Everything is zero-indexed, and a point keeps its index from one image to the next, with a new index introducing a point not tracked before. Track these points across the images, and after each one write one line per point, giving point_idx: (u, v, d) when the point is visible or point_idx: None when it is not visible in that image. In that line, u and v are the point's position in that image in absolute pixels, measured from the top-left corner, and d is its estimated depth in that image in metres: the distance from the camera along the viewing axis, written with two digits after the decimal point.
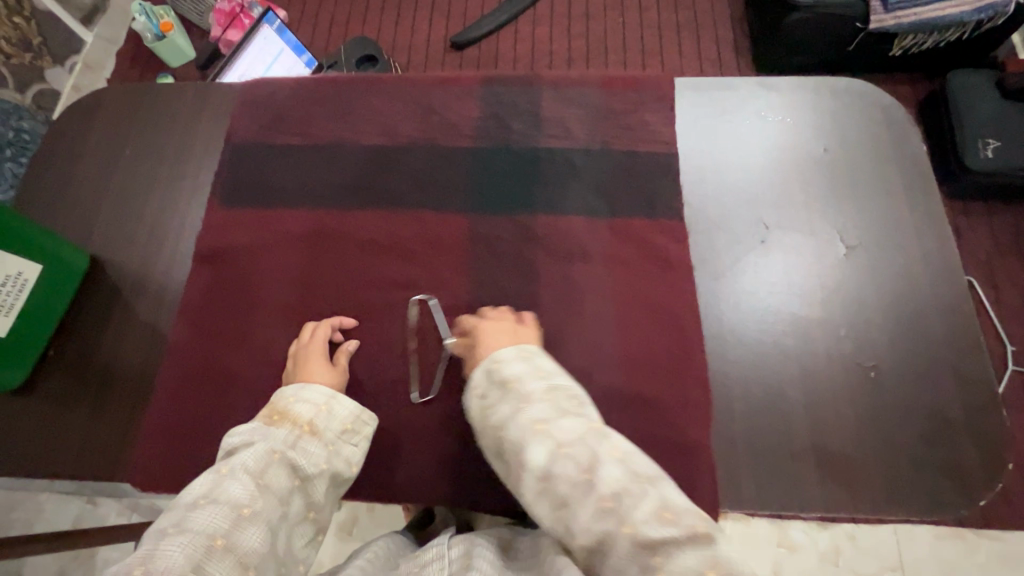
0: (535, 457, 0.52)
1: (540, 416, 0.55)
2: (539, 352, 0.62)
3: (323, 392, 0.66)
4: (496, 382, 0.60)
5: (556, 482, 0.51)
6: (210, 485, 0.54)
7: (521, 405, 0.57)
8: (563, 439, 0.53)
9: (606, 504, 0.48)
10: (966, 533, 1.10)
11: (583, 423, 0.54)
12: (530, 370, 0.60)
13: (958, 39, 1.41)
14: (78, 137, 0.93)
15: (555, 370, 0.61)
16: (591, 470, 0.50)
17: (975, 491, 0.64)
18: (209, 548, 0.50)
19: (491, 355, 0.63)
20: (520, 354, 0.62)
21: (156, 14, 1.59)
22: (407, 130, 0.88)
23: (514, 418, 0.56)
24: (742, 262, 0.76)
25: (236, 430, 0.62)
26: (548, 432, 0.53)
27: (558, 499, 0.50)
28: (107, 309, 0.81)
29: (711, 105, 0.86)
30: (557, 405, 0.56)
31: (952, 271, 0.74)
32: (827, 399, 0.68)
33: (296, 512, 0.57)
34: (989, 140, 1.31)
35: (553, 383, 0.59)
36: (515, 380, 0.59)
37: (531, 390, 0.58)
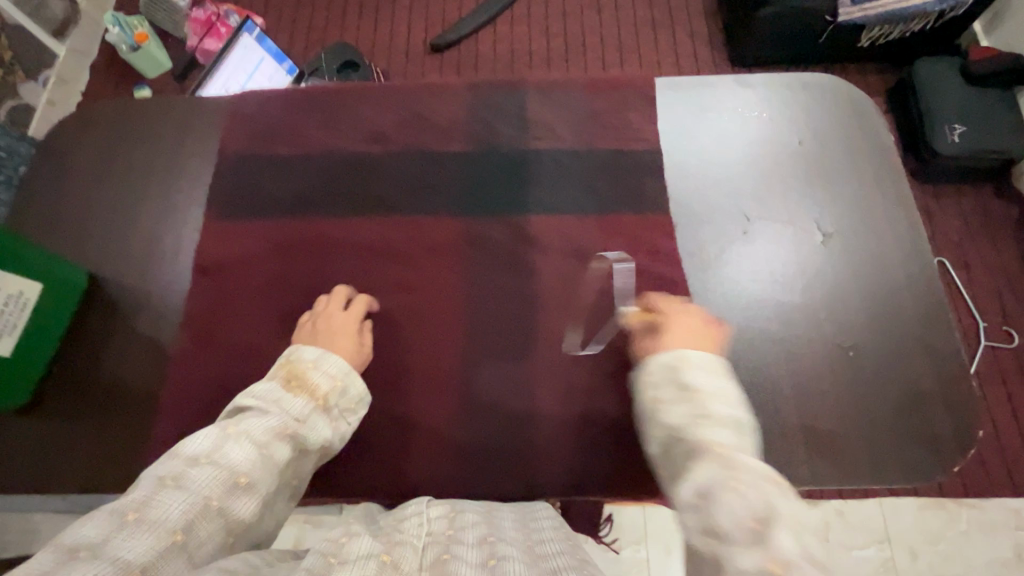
0: (703, 468, 0.49)
1: (721, 439, 0.52)
2: (731, 381, 0.61)
3: (340, 368, 0.69)
4: (678, 384, 0.60)
5: (720, 509, 0.45)
6: (216, 444, 0.56)
7: (701, 420, 0.55)
8: (743, 471, 0.47)
9: (771, 567, 0.40)
10: (947, 503, 1.15)
11: (765, 469, 0.48)
12: (718, 392, 0.59)
13: (921, 30, 1.47)
14: (68, 156, 0.93)
15: (742, 408, 0.58)
16: (764, 522, 0.43)
17: (950, 457, 0.69)
18: (205, 508, 0.51)
19: (680, 352, 0.63)
20: (711, 368, 0.61)
21: (130, 24, 1.56)
22: (399, 137, 0.90)
23: (692, 428, 0.55)
24: (726, 252, 0.80)
25: (254, 390, 0.64)
26: (727, 456, 0.50)
27: (712, 528, 0.44)
28: (107, 324, 0.82)
29: (691, 103, 0.89)
30: (740, 442, 0.53)
31: (922, 252, 0.78)
32: (811, 379, 0.72)
33: (285, 483, 0.60)
34: (955, 126, 1.37)
35: (737, 418, 0.56)
36: (700, 393, 0.58)
37: (719, 412, 0.56)
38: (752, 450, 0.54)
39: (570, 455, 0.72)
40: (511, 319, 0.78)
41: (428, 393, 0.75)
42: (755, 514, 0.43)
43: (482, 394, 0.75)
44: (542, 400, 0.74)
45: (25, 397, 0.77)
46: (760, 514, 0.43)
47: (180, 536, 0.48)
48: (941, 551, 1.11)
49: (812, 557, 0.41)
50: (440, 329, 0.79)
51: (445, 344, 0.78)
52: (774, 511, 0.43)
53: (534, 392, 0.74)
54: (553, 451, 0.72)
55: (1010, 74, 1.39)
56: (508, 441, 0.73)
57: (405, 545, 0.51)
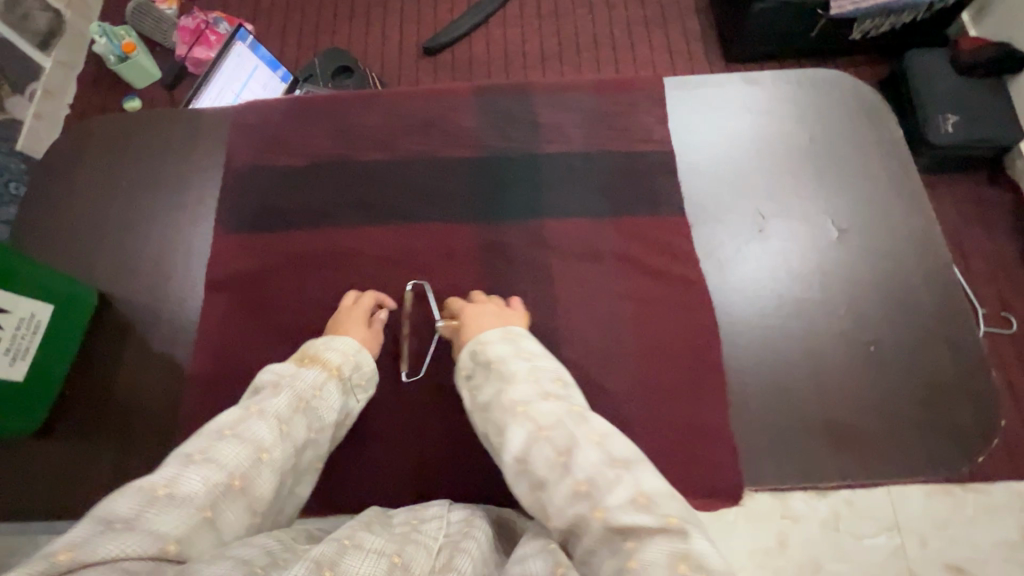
0: (514, 436, 0.55)
1: (521, 398, 0.58)
2: (522, 337, 0.67)
3: (350, 343, 0.70)
4: (482, 365, 0.64)
5: (534, 463, 0.53)
6: (238, 419, 0.54)
7: (503, 387, 0.60)
8: (543, 422, 0.55)
9: (581, 488, 0.49)
10: (954, 489, 1.16)
11: (562, 407, 0.57)
12: (514, 352, 0.64)
13: (913, 22, 1.49)
14: (70, 173, 0.92)
15: (538, 358, 0.64)
16: (568, 454, 0.52)
17: (975, 447, 0.69)
18: (229, 487, 0.49)
19: (477, 337, 0.67)
20: (505, 337, 0.66)
21: (117, 34, 1.54)
22: (408, 143, 0.89)
23: (496, 400, 0.60)
24: (743, 251, 0.80)
25: (269, 367, 0.63)
26: (528, 412, 0.56)
27: (535, 480, 0.52)
28: (121, 344, 0.80)
29: (700, 103, 0.90)
30: (541, 391, 0.59)
31: (935, 245, 0.79)
32: (835, 375, 0.73)
33: (303, 460, 0.60)
34: (949, 116, 1.38)
35: (533, 368, 0.62)
36: (499, 361, 0.63)
37: (515, 373, 0.61)
38: (560, 387, 0.61)
39: None
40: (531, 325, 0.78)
41: (454, 403, 0.75)
42: (560, 449, 0.52)
43: None
44: None
45: (40, 421, 0.76)
46: (562, 449, 0.52)
47: (208, 513, 0.46)
48: (950, 537, 1.11)
49: (610, 461, 0.51)
50: None
51: None
52: (573, 440, 0.53)
53: None
54: None
55: (1000, 63, 1.40)
56: None
57: (419, 545, 0.50)
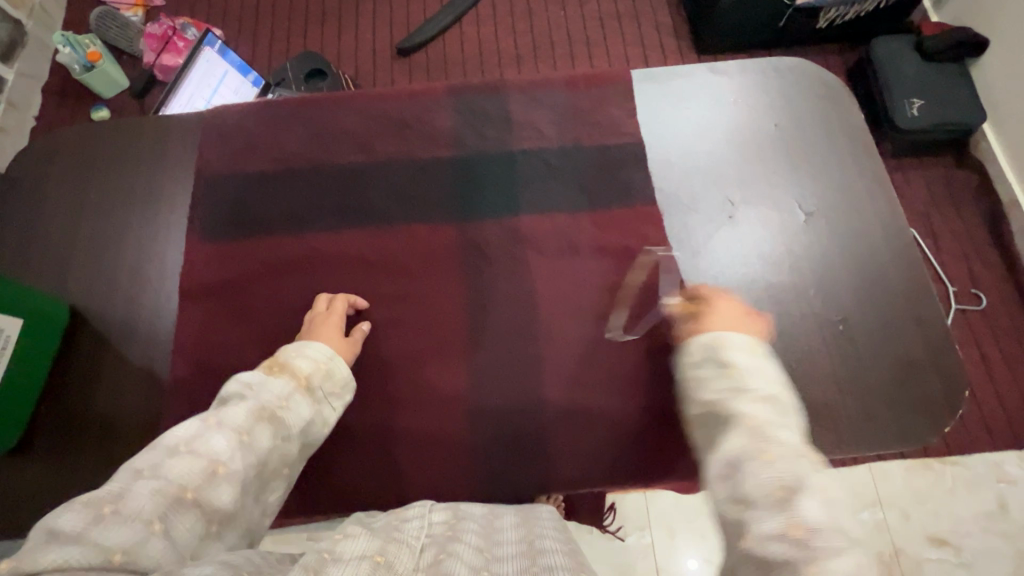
0: (733, 442, 0.53)
1: (756, 412, 0.55)
2: (767, 355, 0.62)
3: (324, 352, 0.69)
4: (718, 361, 0.61)
5: (747, 476, 0.50)
6: (195, 432, 0.53)
7: (737, 395, 0.57)
8: (772, 445, 0.51)
9: (789, 527, 0.46)
10: (933, 463, 1.19)
11: (798, 444, 0.52)
12: (757, 368, 0.60)
13: (877, 10, 1.52)
14: (37, 187, 0.90)
15: (780, 384, 0.59)
16: (791, 491, 0.48)
17: (941, 418, 0.72)
18: (178, 499, 0.48)
19: (717, 335, 0.64)
20: (747, 348, 0.61)
21: (81, 43, 1.50)
22: (383, 145, 0.89)
23: (725, 401, 0.57)
24: (715, 239, 0.81)
25: (234, 376, 0.62)
26: (759, 428, 0.53)
27: (740, 494, 0.50)
28: (96, 356, 0.79)
29: (668, 94, 0.91)
30: (775, 416, 0.55)
31: (899, 223, 0.81)
32: (809, 356, 0.74)
33: (271, 469, 0.58)
34: (914, 100, 1.42)
35: (777, 395, 0.57)
36: (738, 370, 0.59)
37: (755, 387, 0.57)
38: (792, 425, 0.55)
39: (582, 452, 0.73)
40: (511, 323, 0.78)
41: (434, 399, 0.76)
42: (782, 482, 0.48)
43: (488, 397, 0.75)
44: (554, 398, 0.75)
45: (14, 440, 0.75)
46: (783, 483, 0.48)
47: (157, 526, 0.46)
48: (931, 509, 1.15)
49: (833, 520, 0.46)
50: (441, 335, 0.78)
51: (445, 349, 0.78)
52: (801, 481, 0.48)
53: (543, 392, 0.75)
54: (565, 447, 0.73)
55: (962, 47, 1.43)
56: (520, 441, 0.73)
57: (402, 544, 0.50)
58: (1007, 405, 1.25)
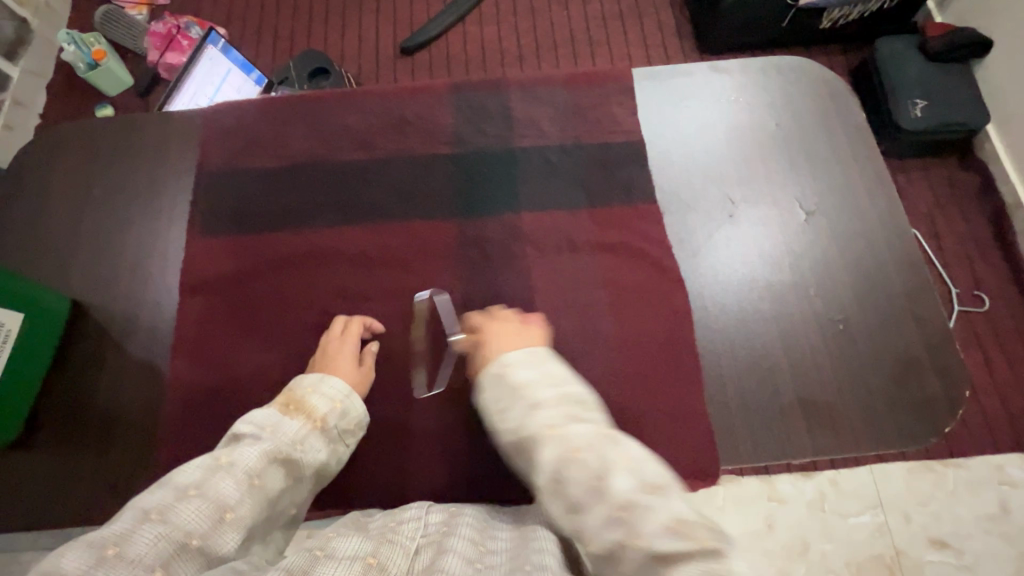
0: (546, 459, 0.51)
1: (552, 419, 0.54)
2: (548, 356, 0.61)
3: (340, 389, 0.68)
4: (504, 385, 0.59)
5: (568, 485, 0.49)
6: (205, 474, 0.52)
7: (530, 410, 0.55)
8: (577, 442, 0.51)
9: (618, 514, 0.46)
10: (934, 465, 1.18)
11: (596, 429, 0.52)
12: (541, 375, 0.59)
13: (880, 10, 1.51)
14: (39, 183, 0.90)
15: (564, 377, 0.59)
16: (605, 477, 0.48)
17: (941, 418, 0.71)
18: (184, 546, 0.47)
19: (500, 358, 0.62)
20: (529, 359, 0.60)
21: (86, 41, 1.50)
22: (384, 142, 0.89)
23: (524, 422, 0.55)
24: (715, 237, 0.81)
25: (248, 414, 0.62)
26: (559, 435, 0.52)
27: (569, 502, 0.48)
28: (96, 350, 0.79)
29: (670, 92, 0.91)
30: (571, 410, 0.55)
31: (899, 222, 0.81)
32: (807, 355, 0.74)
33: (279, 512, 0.58)
34: (918, 101, 1.41)
35: (563, 392, 0.56)
36: (525, 385, 0.58)
37: (541, 395, 0.56)
38: (589, 411, 0.55)
39: None
40: None
41: (432, 395, 0.76)
42: (595, 471, 0.48)
43: None
44: None
45: (14, 434, 0.75)
46: (598, 473, 0.48)
47: None
48: (932, 511, 1.14)
49: (648, 484, 0.47)
50: (441, 332, 0.79)
51: (444, 345, 0.78)
52: (609, 465, 0.48)
53: None
54: None
55: (966, 48, 1.43)
56: None
57: (395, 546, 0.51)
58: (1009, 407, 1.24)
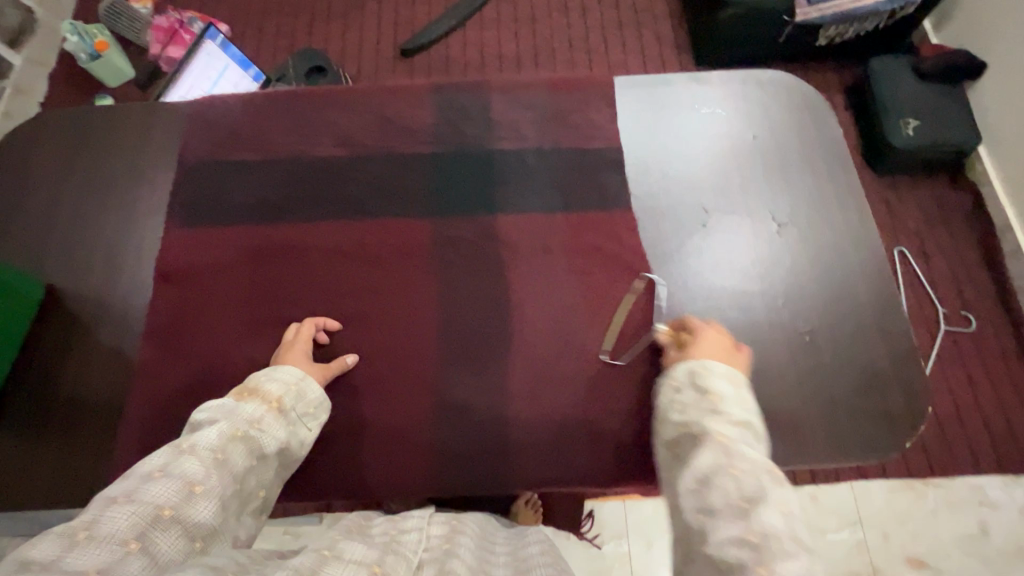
0: (707, 457, 0.54)
1: (729, 433, 0.57)
2: (745, 385, 0.63)
3: (294, 373, 0.70)
4: (697, 385, 0.62)
5: (712, 491, 0.51)
6: (168, 458, 0.54)
7: (712, 416, 0.59)
8: (740, 461, 0.53)
9: (750, 538, 0.47)
10: (915, 484, 1.18)
11: (766, 463, 0.53)
12: (734, 395, 0.61)
13: (874, 29, 1.53)
14: (24, 169, 0.91)
15: (755, 412, 0.60)
16: (752, 503, 0.49)
17: (901, 432, 0.72)
18: (156, 517, 0.48)
19: (702, 361, 0.65)
20: (730, 375, 0.63)
21: (89, 32, 1.52)
22: (365, 140, 0.90)
23: (700, 422, 0.59)
24: (687, 245, 0.82)
25: (204, 404, 0.62)
26: (729, 447, 0.55)
27: (706, 505, 0.51)
28: (67, 335, 0.80)
29: (650, 101, 0.92)
30: (748, 439, 0.57)
31: (869, 237, 0.82)
32: (773, 365, 0.74)
33: (246, 491, 0.58)
34: (910, 121, 1.42)
35: (748, 421, 0.59)
36: (717, 394, 0.61)
37: (729, 411, 0.59)
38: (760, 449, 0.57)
39: (539, 451, 0.73)
40: (476, 320, 0.79)
41: (396, 391, 0.76)
42: (746, 496, 0.50)
43: (449, 392, 0.75)
44: (514, 396, 0.75)
45: None
46: (749, 496, 0.50)
47: (134, 545, 0.46)
48: (912, 531, 1.14)
49: (795, 534, 0.47)
50: (410, 329, 0.79)
51: (411, 342, 0.78)
52: (763, 495, 0.50)
53: (505, 390, 0.75)
54: (523, 446, 0.73)
55: (959, 69, 1.44)
56: (479, 435, 0.73)
57: (399, 557, 0.51)
58: (992, 428, 1.24)
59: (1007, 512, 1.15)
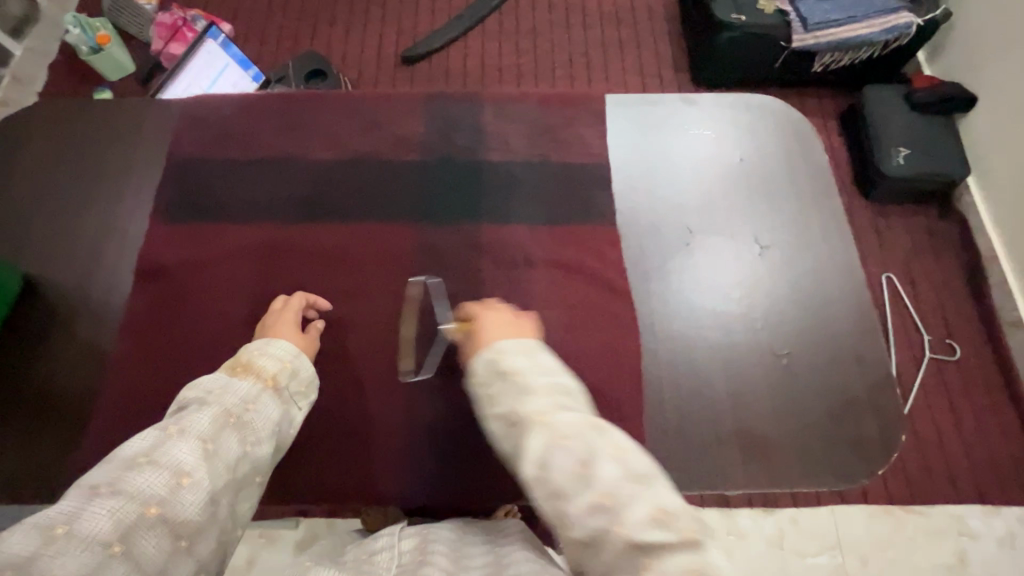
0: (535, 448, 0.50)
1: (542, 409, 0.52)
2: (539, 347, 0.59)
3: (288, 349, 0.69)
4: (494, 371, 0.57)
5: (555, 473, 0.48)
6: (154, 445, 0.52)
7: (520, 397, 0.54)
8: (561, 431, 0.50)
9: (602, 502, 0.46)
10: (895, 510, 1.18)
11: (582, 416, 0.51)
12: (531, 363, 0.57)
13: (867, 59, 1.55)
14: (10, 160, 0.91)
15: (557, 366, 0.57)
16: (588, 464, 0.47)
17: (875, 460, 0.72)
18: (141, 516, 0.47)
19: (494, 346, 0.60)
20: (522, 348, 0.59)
21: (92, 26, 1.50)
22: (355, 145, 0.90)
23: (514, 409, 0.54)
24: (671, 264, 0.82)
25: (194, 382, 0.60)
26: (548, 423, 0.51)
27: (556, 491, 0.48)
28: (43, 327, 0.79)
29: (641, 119, 0.93)
30: (561, 398, 0.54)
31: (850, 263, 0.82)
32: (749, 388, 0.75)
33: (242, 477, 0.56)
34: (901, 149, 1.44)
35: (553, 380, 0.56)
36: (516, 370, 0.56)
37: (535, 382, 0.55)
38: (575, 401, 0.55)
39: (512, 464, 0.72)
40: None
41: (373, 399, 0.75)
42: (580, 459, 0.48)
43: (425, 401, 0.75)
44: None
45: None
46: (583, 460, 0.47)
47: (117, 548, 0.45)
48: (890, 558, 1.14)
49: (631, 471, 0.47)
50: (390, 336, 0.79)
51: (390, 348, 0.78)
52: (593, 451, 0.48)
53: None
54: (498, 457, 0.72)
55: (949, 102, 1.46)
56: (453, 444, 0.73)
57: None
58: (973, 458, 1.24)
59: (985, 543, 1.16)
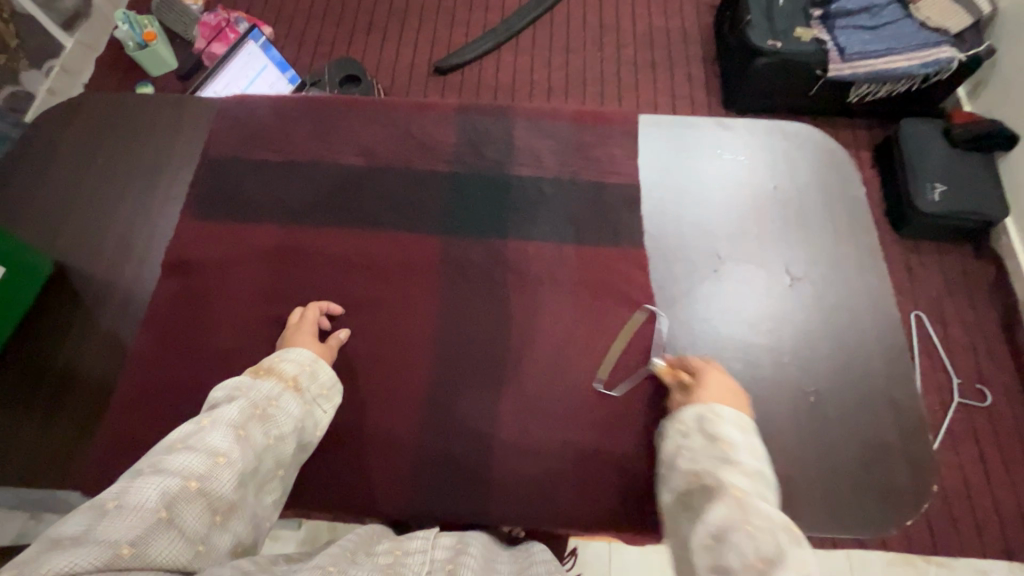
0: (718, 512, 0.51)
1: (742, 485, 0.53)
2: (756, 434, 0.60)
3: (307, 354, 0.68)
4: (705, 432, 0.60)
5: (727, 547, 0.47)
6: (192, 432, 0.53)
7: (725, 464, 0.56)
8: (755, 516, 0.49)
9: None
10: (914, 557, 1.13)
11: (783, 518, 0.49)
12: (745, 443, 0.59)
13: (908, 91, 1.52)
14: (52, 147, 0.93)
15: (767, 463, 0.58)
16: (767, 563, 0.45)
17: (905, 510, 0.69)
18: (183, 489, 0.48)
19: (712, 406, 0.63)
20: (740, 423, 0.61)
21: (140, 23, 1.55)
22: (385, 153, 0.91)
23: (711, 471, 0.56)
24: (697, 289, 0.80)
25: (221, 384, 0.61)
26: (744, 500, 0.51)
27: (720, 565, 0.47)
28: (69, 316, 0.81)
29: (674, 142, 0.91)
30: (762, 493, 0.53)
31: (886, 302, 0.79)
32: (774, 425, 0.72)
33: (264, 469, 0.56)
34: (937, 185, 1.40)
35: (761, 470, 0.56)
36: (729, 442, 0.58)
37: (743, 461, 0.56)
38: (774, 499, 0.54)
39: (525, 486, 0.70)
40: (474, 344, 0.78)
41: (386, 408, 0.74)
42: (762, 556, 0.46)
43: (438, 415, 0.74)
44: (505, 427, 0.73)
45: None
46: (766, 555, 0.45)
47: (164, 514, 0.46)
48: None
49: None
50: (407, 346, 0.78)
51: (406, 359, 0.77)
52: (780, 551, 0.46)
53: (495, 419, 0.73)
54: (511, 475, 0.71)
55: (990, 139, 1.41)
56: (466, 460, 0.72)
57: None
58: (1002, 510, 1.18)
59: None
